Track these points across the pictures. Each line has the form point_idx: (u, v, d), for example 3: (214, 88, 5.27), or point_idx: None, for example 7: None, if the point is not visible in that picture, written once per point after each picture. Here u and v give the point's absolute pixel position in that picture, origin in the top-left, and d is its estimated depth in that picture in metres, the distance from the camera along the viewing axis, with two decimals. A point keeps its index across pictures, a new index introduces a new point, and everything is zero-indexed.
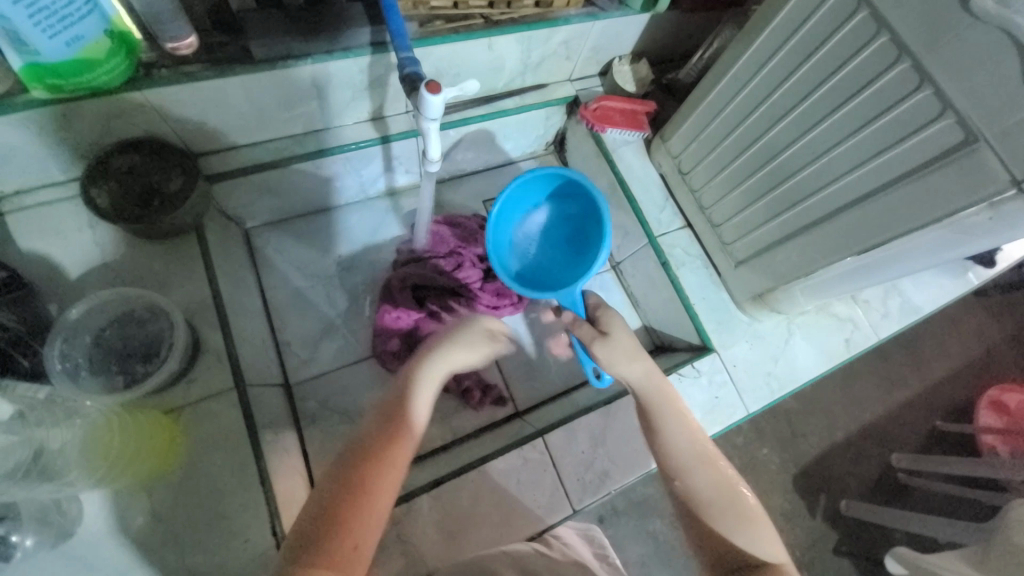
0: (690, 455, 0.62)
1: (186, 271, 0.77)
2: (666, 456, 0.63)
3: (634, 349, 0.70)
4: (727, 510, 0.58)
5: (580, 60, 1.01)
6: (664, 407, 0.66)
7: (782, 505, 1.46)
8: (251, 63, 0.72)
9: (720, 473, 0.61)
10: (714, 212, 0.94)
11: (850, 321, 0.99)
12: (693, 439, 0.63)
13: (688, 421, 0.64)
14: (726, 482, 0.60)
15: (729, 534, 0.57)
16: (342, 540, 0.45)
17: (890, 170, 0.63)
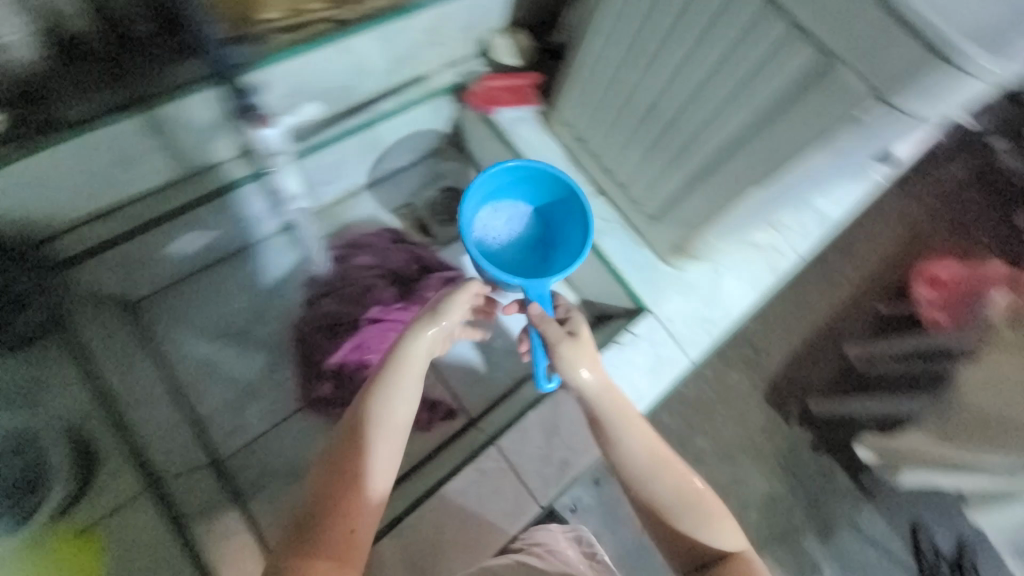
0: (650, 463, 0.59)
1: (61, 379, 0.70)
2: (625, 466, 0.60)
3: (594, 354, 0.65)
4: (687, 512, 0.58)
5: (451, 44, 0.95)
6: (616, 413, 0.62)
7: (760, 422, 1.39)
8: (68, 127, 0.64)
9: (677, 472, 0.59)
10: (620, 173, 0.91)
11: (770, 248, 1.01)
12: (650, 441, 0.60)
13: (640, 422, 0.62)
14: (684, 481, 0.59)
15: (695, 533, 0.57)
16: (336, 533, 0.49)
17: (766, 103, 0.62)
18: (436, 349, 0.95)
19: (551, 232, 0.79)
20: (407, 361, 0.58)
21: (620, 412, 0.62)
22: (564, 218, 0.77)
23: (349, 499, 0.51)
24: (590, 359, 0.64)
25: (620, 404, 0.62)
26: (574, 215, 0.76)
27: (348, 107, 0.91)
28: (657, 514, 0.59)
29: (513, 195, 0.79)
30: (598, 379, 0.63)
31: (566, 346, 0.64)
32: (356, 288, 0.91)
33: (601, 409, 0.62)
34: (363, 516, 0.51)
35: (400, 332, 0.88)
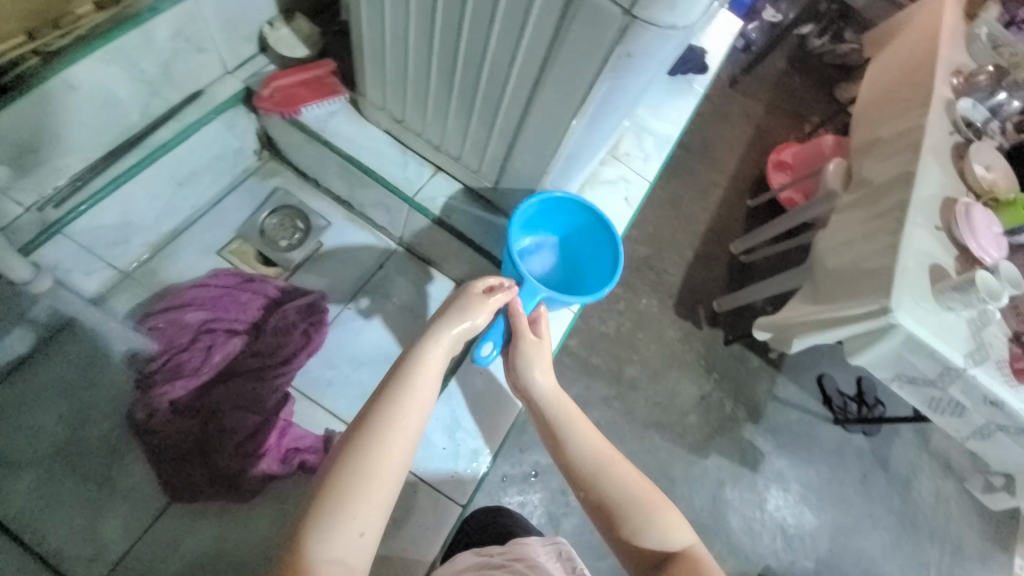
0: (596, 459, 0.59)
1: None
2: (575, 468, 0.60)
3: (549, 361, 0.67)
4: (635, 509, 0.56)
5: (216, 45, 0.82)
6: (564, 414, 0.64)
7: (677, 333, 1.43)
8: None
9: (624, 471, 0.59)
10: (448, 145, 0.86)
11: (621, 180, 1.03)
12: (595, 438, 0.61)
13: (586, 423, 0.63)
14: (632, 479, 0.58)
15: (641, 533, 0.55)
16: (341, 539, 0.46)
17: (538, 41, 0.60)
18: (315, 385, 0.87)
19: (582, 267, 0.83)
20: (424, 362, 0.57)
21: (570, 414, 0.64)
22: (594, 250, 0.81)
23: (357, 504, 0.47)
24: (542, 364, 0.66)
25: (576, 411, 0.64)
26: (605, 249, 0.79)
27: (112, 145, 0.79)
28: (604, 514, 0.58)
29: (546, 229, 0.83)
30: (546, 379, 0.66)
31: (526, 344, 0.66)
32: (192, 355, 0.81)
33: (552, 412, 0.64)
34: (369, 522, 0.48)
35: (260, 384, 0.82)
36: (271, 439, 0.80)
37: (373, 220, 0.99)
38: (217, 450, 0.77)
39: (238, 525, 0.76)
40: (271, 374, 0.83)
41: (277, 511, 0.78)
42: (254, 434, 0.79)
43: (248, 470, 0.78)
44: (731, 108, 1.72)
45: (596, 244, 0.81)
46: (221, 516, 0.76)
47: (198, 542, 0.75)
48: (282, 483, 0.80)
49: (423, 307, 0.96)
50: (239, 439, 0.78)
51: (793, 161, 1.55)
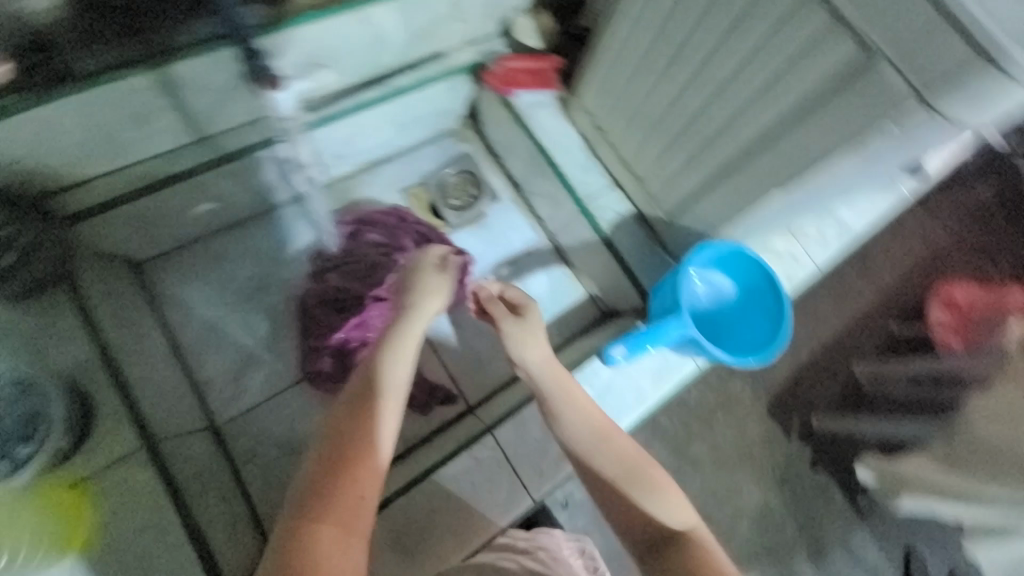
0: (605, 432, 0.63)
1: (63, 329, 0.69)
2: (578, 435, 0.63)
3: (542, 338, 0.69)
4: (636, 484, 0.60)
5: (474, 18, 0.91)
6: (564, 394, 0.66)
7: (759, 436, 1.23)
8: (80, 79, 0.62)
9: (623, 447, 0.62)
10: (638, 165, 0.88)
11: (787, 253, 0.97)
12: (594, 424, 0.64)
13: (585, 399, 0.65)
14: (635, 455, 0.62)
15: (645, 502, 0.59)
16: (347, 496, 0.51)
17: (799, 98, 0.59)
18: (438, 334, 0.94)
19: (735, 332, 0.79)
20: (409, 330, 0.65)
21: (567, 388, 0.66)
22: (755, 325, 0.79)
23: (351, 471, 0.53)
24: (538, 345, 0.68)
25: (564, 379, 0.67)
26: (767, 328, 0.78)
27: (361, 76, 0.87)
28: (614, 493, 0.61)
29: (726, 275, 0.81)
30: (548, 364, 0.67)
31: (513, 324, 0.70)
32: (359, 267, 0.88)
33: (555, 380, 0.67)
34: (367, 485, 0.53)
35: None
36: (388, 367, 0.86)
37: (534, 209, 1.05)
38: (348, 357, 0.84)
39: None
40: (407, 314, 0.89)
41: None
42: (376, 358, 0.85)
43: None
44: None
45: (753, 322, 0.79)
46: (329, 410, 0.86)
47: (305, 424, 0.85)
48: None
49: (551, 303, 1.01)
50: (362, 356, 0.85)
51: (965, 302, 1.30)
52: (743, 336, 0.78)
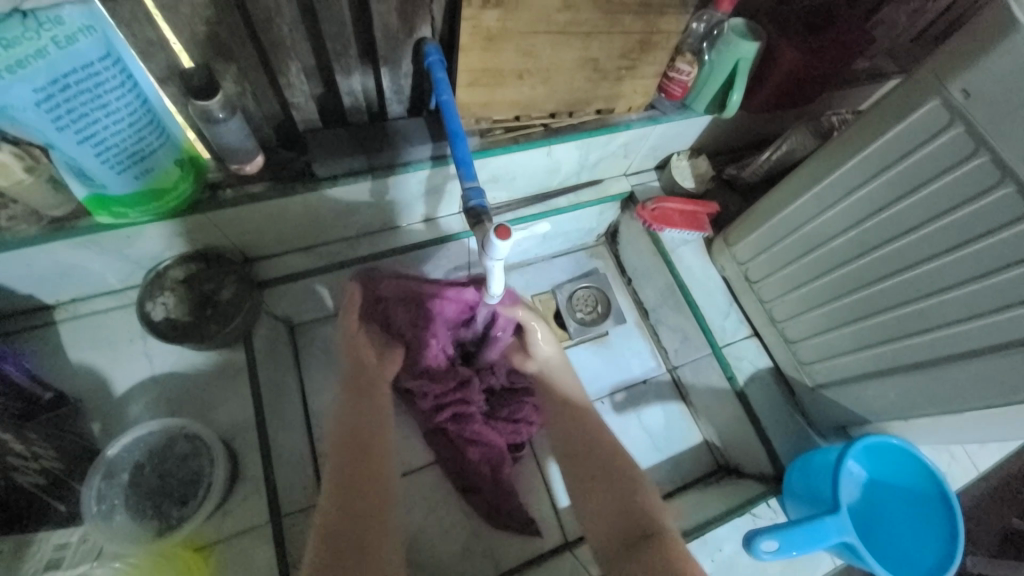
0: (609, 472, 0.72)
1: (234, 383, 0.76)
2: (576, 472, 0.75)
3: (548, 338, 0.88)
4: (614, 478, 0.71)
5: (637, 157, 0.97)
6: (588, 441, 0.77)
7: None
8: (312, 181, 0.71)
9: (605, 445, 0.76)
10: (788, 326, 0.85)
11: (947, 450, 0.88)
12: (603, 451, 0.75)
13: (599, 438, 0.77)
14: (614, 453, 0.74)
15: (625, 498, 0.69)
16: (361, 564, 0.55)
17: (1019, 328, 0.55)
18: (546, 450, 0.92)
19: (884, 535, 0.71)
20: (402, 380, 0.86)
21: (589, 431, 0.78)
22: (909, 534, 0.71)
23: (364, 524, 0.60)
24: (578, 395, 0.84)
25: (568, 377, 0.86)
26: (925, 545, 0.69)
27: (527, 195, 0.96)
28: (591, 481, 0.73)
29: (885, 467, 0.73)
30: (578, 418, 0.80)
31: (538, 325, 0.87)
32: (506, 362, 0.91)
33: (579, 439, 0.77)
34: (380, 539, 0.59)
35: (530, 412, 0.89)
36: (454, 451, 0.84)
37: (658, 337, 1.05)
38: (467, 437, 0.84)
39: (437, 526, 0.83)
40: (494, 419, 0.87)
41: (468, 538, 0.83)
42: (483, 444, 0.84)
43: (479, 499, 0.83)
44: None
45: (910, 531, 0.71)
46: (430, 509, 0.84)
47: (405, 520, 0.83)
48: (481, 519, 0.84)
49: (664, 441, 0.96)
50: (451, 421, 0.84)
51: None
52: (902, 543, 0.70)
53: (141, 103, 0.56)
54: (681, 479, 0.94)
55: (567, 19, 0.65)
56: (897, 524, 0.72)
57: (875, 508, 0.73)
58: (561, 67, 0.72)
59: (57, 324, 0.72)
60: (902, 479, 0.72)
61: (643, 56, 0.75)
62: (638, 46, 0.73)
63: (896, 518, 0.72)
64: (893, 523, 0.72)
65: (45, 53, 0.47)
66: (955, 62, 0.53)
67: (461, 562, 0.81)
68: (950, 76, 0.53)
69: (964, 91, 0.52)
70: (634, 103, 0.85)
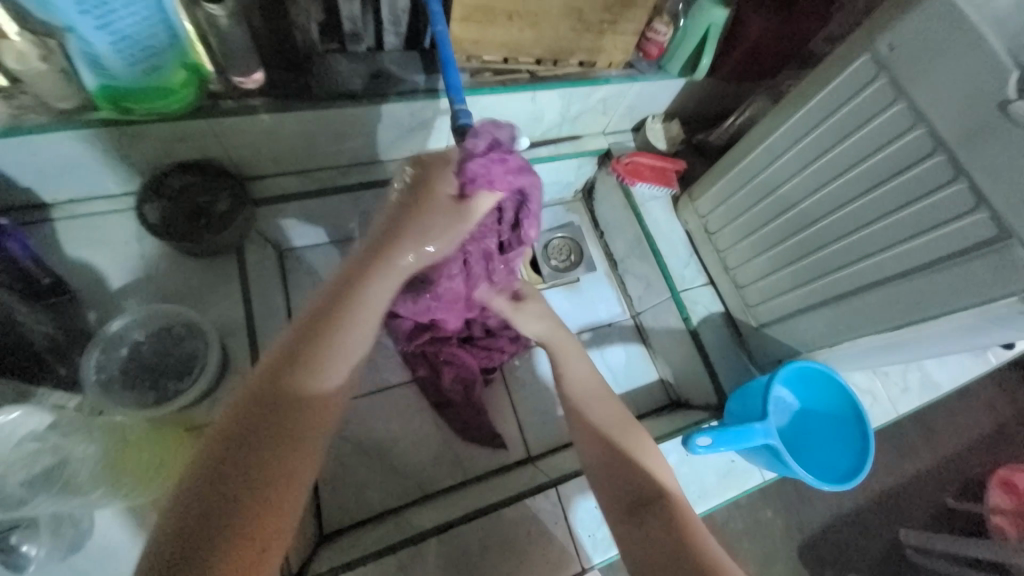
0: (622, 443, 0.68)
1: (225, 290, 0.81)
2: (584, 439, 0.70)
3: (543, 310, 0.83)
4: (628, 446, 0.68)
5: (615, 114, 1.04)
6: (592, 402, 0.73)
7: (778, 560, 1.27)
8: (311, 100, 0.76)
9: (619, 416, 0.71)
10: (739, 272, 0.94)
11: (871, 394, 1.00)
12: (612, 418, 0.70)
13: (610, 407, 0.72)
14: (627, 425, 0.70)
15: (636, 467, 0.65)
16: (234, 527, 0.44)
17: (919, 257, 0.64)
18: (515, 379, 0.99)
19: (809, 447, 0.83)
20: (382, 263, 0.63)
21: (599, 399, 0.73)
22: (830, 447, 0.82)
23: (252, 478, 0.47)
24: (576, 369, 0.77)
25: (568, 343, 0.80)
26: (842, 455, 0.80)
27: None
28: (604, 445, 0.68)
29: (815, 393, 0.83)
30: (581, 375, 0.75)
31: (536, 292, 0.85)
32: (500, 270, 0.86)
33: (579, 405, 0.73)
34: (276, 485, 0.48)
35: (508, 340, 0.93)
36: (428, 371, 0.90)
37: (625, 286, 1.13)
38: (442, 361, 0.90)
39: (410, 438, 0.90)
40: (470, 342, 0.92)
41: (439, 450, 0.90)
42: (456, 367, 0.90)
43: (451, 413, 0.90)
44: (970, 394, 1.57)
45: (831, 445, 0.82)
46: (405, 423, 0.91)
47: (381, 430, 0.89)
48: (452, 433, 0.91)
49: (624, 377, 1.05)
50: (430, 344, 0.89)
51: None
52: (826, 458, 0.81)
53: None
54: (637, 411, 1.03)
55: None
56: (823, 439, 0.83)
57: (804, 427, 0.84)
58: (548, 14, 0.79)
59: (53, 221, 0.75)
60: (831, 403, 0.82)
61: (625, 11, 0.82)
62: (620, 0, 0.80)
63: (822, 434, 0.83)
64: (819, 439, 0.83)
65: None
66: (885, 21, 0.61)
67: (431, 469, 0.88)
68: (879, 34, 0.62)
69: (889, 47, 0.61)
70: (615, 59, 0.91)
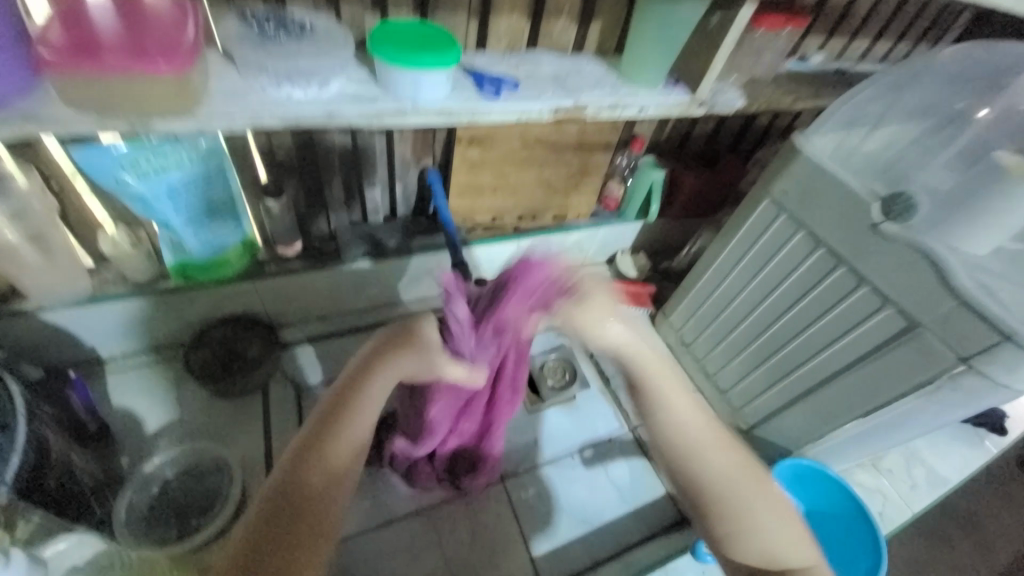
0: (740, 492, 0.59)
1: (246, 429, 0.88)
2: (688, 492, 0.61)
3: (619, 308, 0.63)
4: (740, 505, 0.59)
5: (589, 252, 1.24)
6: (706, 447, 0.61)
7: None
8: (338, 259, 0.94)
9: (734, 458, 0.61)
10: (719, 377, 1.01)
11: (880, 492, 1.01)
12: (733, 465, 0.61)
13: (726, 448, 0.61)
14: (749, 473, 0.60)
15: (753, 533, 0.59)
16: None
17: (854, 351, 0.75)
18: (522, 502, 0.99)
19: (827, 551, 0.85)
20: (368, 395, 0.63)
21: (712, 445, 0.61)
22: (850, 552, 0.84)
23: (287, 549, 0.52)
24: (681, 401, 0.63)
25: (658, 359, 0.64)
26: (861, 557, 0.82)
27: None
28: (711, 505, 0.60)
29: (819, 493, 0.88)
30: (675, 410, 0.63)
31: (592, 301, 0.60)
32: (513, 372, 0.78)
33: (688, 453, 0.61)
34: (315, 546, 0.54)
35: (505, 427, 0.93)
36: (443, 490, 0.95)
37: (620, 401, 1.18)
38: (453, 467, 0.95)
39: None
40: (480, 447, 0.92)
41: None
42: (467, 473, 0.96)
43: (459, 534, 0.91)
44: (1012, 497, 1.47)
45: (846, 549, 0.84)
46: (411, 559, 0.89)
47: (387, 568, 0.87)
48: (460, 567, 0.89)
49: (632, 495, 1.04)
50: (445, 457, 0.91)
51: None
52: (847, 553, 0.84)
53: (230, 197, 0.80)
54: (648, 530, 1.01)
55: (526, 155, 0.97)
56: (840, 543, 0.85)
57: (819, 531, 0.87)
58: (524, 185, 1.02)
59: (106, 374, 0.87)
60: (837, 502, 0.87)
61: (582, 179, 1.06)
62: (578, 172, 1.05)
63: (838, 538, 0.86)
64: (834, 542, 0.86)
65: (183, 163, 0.72)
66: (774, 176, 0.81)
67: None
68: (772, 184, 0.82)
69: (781, 192, 0.80)
70: (580, 211, 1.14)
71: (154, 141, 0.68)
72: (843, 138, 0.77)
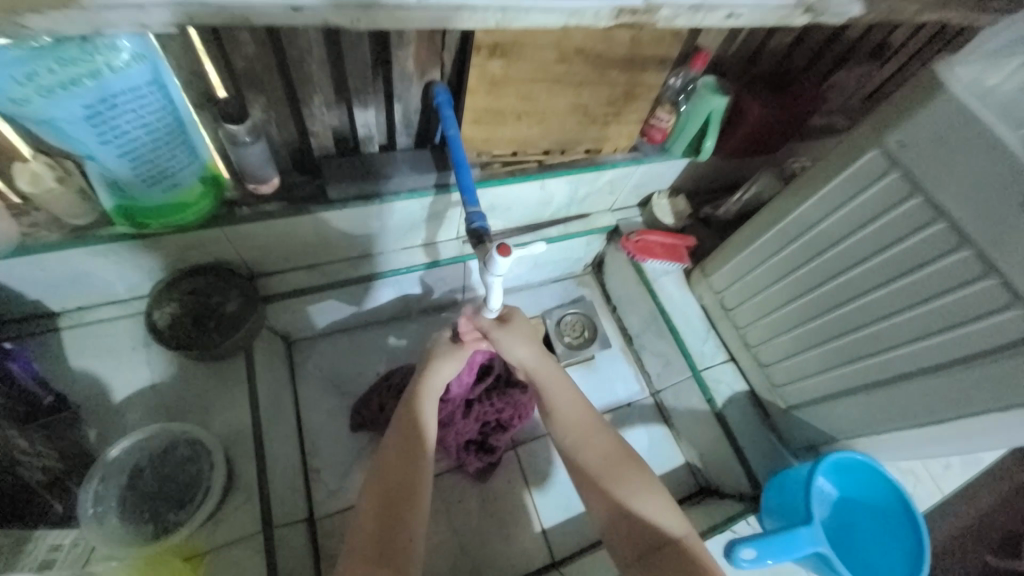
0: (612, 469, 0.66)
1: (230, 396, 0.78)
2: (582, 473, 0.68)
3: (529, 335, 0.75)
4: (624, 482, 0.65)
5: (621, 193, 1.05)
6: (582, 435, 0.70)
7: None
8: (324, 201, 0.76)
9: (605, 444, 0.69)
10: (762, 350, 0.91)
11: (913, 472, 0.95)
12: (605, 452, 0.68)
13: (598, 436, 0.69)
14: (616, 455, 0.68)
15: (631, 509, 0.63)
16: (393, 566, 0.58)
17: (955, 349, 0.63)
18: (535, 471, 0.93)
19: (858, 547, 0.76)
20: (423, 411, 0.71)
21: (590, 429, 0.70)
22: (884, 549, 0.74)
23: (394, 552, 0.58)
24: (564, 399, 0.72)
25: (557, 374, 0.74)
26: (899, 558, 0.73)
27: (520, 224, 1.02)
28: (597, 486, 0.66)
29: (855, 483, 0.78)
30: (561, 408, 0.72)
31: (503, 333, 0.73)
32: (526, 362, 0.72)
33: (583, 434, 0.70)
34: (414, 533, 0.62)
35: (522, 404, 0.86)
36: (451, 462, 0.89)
37: (643, 363, 1.10)
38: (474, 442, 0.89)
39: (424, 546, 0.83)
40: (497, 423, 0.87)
41: (457, 558, 0.83)
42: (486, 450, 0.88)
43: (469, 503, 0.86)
44: None
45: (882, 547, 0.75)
46: None
47: None
48: (470, 537, 0.85)
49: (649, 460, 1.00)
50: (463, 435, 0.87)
51: None
52: (880, 550, 0.75)
53: (176, 122, 0.61)
54: None
55: (562, 71, 0.75)
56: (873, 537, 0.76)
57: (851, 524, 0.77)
58: (556, 111, 0.81)
59: (60, 330, 0.74)
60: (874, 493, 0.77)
61: (627, 105, 0.85)
62: (623, 95, 0.83)
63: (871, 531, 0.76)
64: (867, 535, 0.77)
65: (99, 74, 0.52)
66: (893, 119, 0.62)
67: None
68: (887, 131, 0.62)
69: (899, 143, 0.61)
70: (619, 144, 0.94)
71: (52, 43, 0.48)
72: (983, 73, 0.56)
